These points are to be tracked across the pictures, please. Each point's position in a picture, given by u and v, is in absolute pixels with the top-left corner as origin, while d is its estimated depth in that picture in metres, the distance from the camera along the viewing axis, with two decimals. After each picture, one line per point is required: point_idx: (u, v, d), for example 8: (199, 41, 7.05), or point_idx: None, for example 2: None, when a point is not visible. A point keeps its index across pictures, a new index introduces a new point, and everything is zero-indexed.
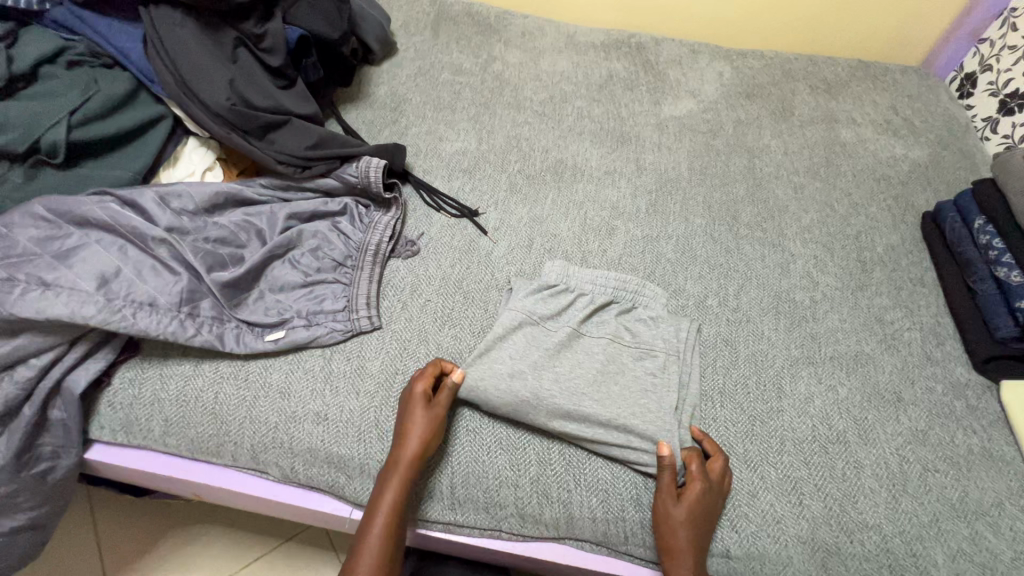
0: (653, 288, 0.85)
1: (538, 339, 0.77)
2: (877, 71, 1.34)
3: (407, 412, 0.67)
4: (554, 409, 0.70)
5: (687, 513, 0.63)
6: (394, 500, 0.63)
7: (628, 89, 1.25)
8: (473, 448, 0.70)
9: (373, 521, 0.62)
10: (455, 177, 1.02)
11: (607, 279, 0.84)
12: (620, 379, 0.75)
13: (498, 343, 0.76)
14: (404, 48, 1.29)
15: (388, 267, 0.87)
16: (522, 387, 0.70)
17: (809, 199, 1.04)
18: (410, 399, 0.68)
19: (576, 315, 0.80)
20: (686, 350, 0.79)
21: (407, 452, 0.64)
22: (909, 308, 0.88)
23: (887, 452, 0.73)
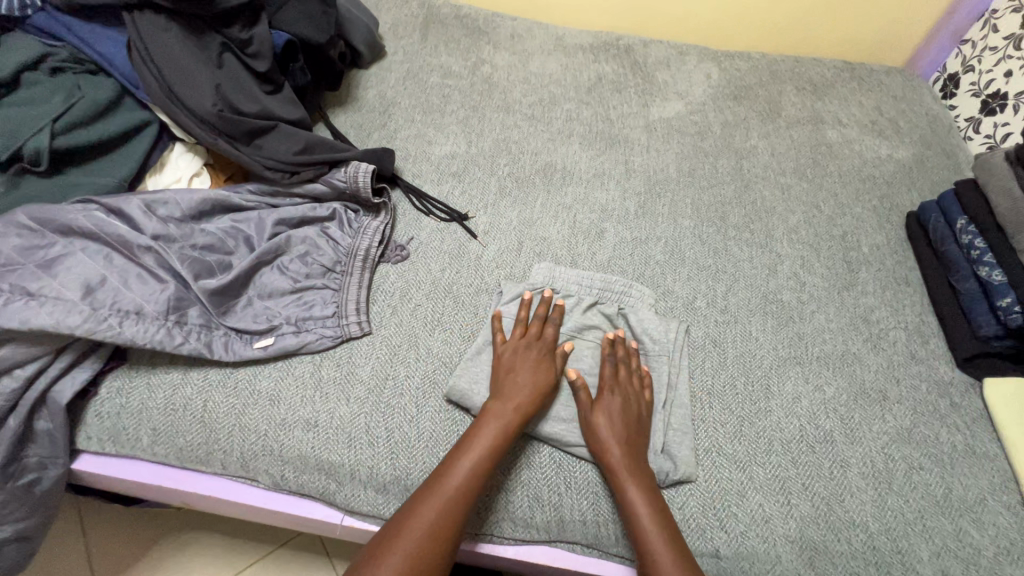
0: (638, 289, 0.86)
1: None
2: (862, 71, 1.36)
3: (525, 368, 0.73)
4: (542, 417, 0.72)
5: (609, 423, 0.69)
6: (488, 456, 0.65)
7: (617, 91, 1.25)
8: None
9: (458, 472, 0.63)
10: (444, 181, 1.02)
11: (592, 282, 0.86)
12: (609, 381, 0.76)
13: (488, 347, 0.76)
14: (393, 51, 1.29)
15: (378, 271, 0.87)
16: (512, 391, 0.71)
17: (795, 200, 1.05)
18: (526, 358, 0.74)
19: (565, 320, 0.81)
20: (676, 352, 0.79)
21: (518, 404, 0.69)
22: (894, 307, 0.90)
23: (873, 450, 0.74)
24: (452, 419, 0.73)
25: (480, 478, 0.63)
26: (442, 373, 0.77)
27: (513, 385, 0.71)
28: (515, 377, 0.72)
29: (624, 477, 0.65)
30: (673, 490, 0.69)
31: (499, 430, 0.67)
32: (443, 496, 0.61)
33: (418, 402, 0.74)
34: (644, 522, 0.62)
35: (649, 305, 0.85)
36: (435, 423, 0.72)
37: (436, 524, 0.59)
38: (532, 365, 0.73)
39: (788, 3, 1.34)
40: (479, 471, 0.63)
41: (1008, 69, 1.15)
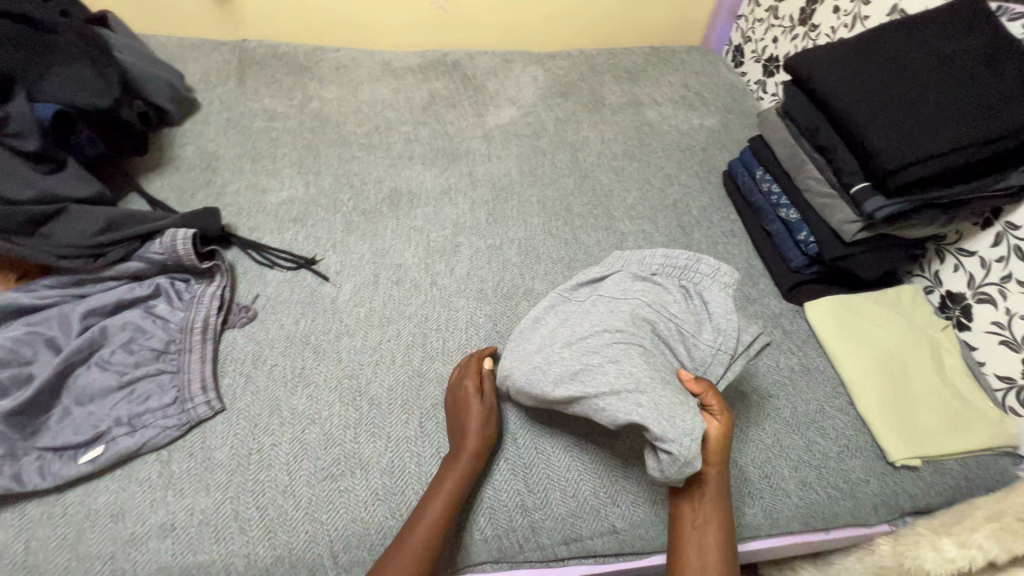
0: (729, 266, 0.74)
1: (568, 317, 0.76)
2: (666, 54, 1.51)
3: (466, 398, 0.73)
4: (561, 372, 0.66)
5: (719, 476, 0.66)
6: (459, 484, 0.66)
7: (451, 106, 1.28)
8: (510, 491, 0.70)
9: (418, 527, 0.62)
10: (285, 228, 0.96)
11: (654, 258, 0.79)
12: (647, 346, 0.67)
13: (521, 343, 0.77)
14: (207, 101, 1.20)
15: (223, 341, 0.80)
16: (536, 357, 0.71)
17: (629, 179, 1.13)
18: (463, 389, 0.74)
19: (615, 285, 0.78)
20: (732, 350, 0.70)
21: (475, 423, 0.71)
22: (726, 258, 1.00)
23: (731, 391, 0.81)
24: (494, 455, 0.73)
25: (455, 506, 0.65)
26: (311, 431, 0.72)
27: (461, 435, 0.70)
28: (458, 429, 0.71)
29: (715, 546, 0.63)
30: (563, 482, 0.71)
31: (465, 463, 0.68)
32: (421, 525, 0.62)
33: (290, 469, 0.69)
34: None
35: (720, 279, 0.74)
36: (312, 487, 0.68)
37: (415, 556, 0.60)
38: (478, 401, 0.73)
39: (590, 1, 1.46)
40: (437, 531, 0.62)
41: (775, 36, 1.34)
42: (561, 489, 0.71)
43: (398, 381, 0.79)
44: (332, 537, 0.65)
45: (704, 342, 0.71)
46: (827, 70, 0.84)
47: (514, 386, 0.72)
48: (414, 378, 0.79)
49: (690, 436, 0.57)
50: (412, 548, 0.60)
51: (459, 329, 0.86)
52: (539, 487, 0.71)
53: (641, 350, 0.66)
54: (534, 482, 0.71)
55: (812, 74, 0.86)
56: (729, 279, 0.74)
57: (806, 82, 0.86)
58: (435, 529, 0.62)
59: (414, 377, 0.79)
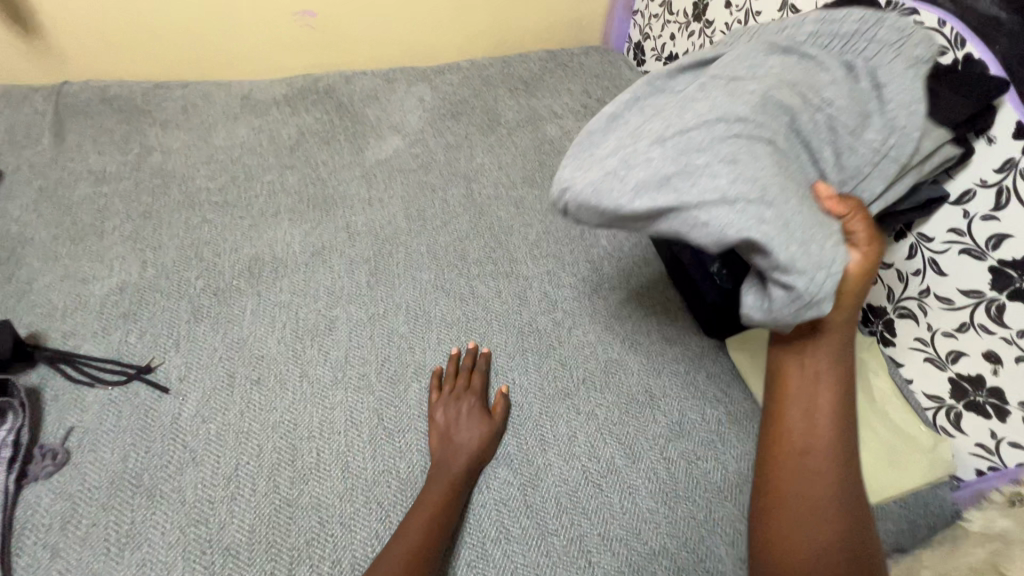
0: (926, 34, 0.52)
1: (663, 110, 0.53)
2: (564, 58, 1.39)
3: (460, 400, 0.73)
4: (645, 177, 0.47)
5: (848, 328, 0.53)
6: (454, 485, 0.66)
7: (323, 143, 1.11)
8: (508, 497, 0.68)
9: (413, 525, 0.62)
10: (112, 329, 0.78)
11: (801, 27, 0.56)
12: (778, 144, 0.50)
13: (596, 144, 0.54)
14: (13, 168, 0.98)
15: (23, 502, 0.63)
16: (604, 160, 0.50)
17: (530, 211, 1.02)
18: (462, 391, 0.74)
19: (729, 63, 0.54)
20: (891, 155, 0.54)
21: (469, 433, 0.70)
22: (640, 294, 0.90)
23: (654, 460, 0.72)
24: (496, 458, 0.71)
25: (449, 506, 0.65)
26: None
27: (443, 460, 0.68)
28: (440, 454, 0.69)
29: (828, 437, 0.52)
30: None
31: (458, 467, 0.68)
32: (412, 526, 0.63)
33: None
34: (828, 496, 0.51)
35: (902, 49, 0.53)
36: None
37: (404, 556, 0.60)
38: (470, 407, 0.72)
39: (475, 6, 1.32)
40: (429, 530, 0.62)
41: (672, 32, 1.25)
42: None
43: (258, 518, 0.64)
44: None
45: (866, 142, 0.53)
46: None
47: (572, 204, 0.50)
48: (281, 510, 0.65)
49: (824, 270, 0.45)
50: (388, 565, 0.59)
51: (337, 432, 0.71)
52: None
53: (770, 143, 0.49)
54: None
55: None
56: (924, 52, 0.52)
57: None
58: (428, 529, 0.62)
59: (281, 508, 0.65)
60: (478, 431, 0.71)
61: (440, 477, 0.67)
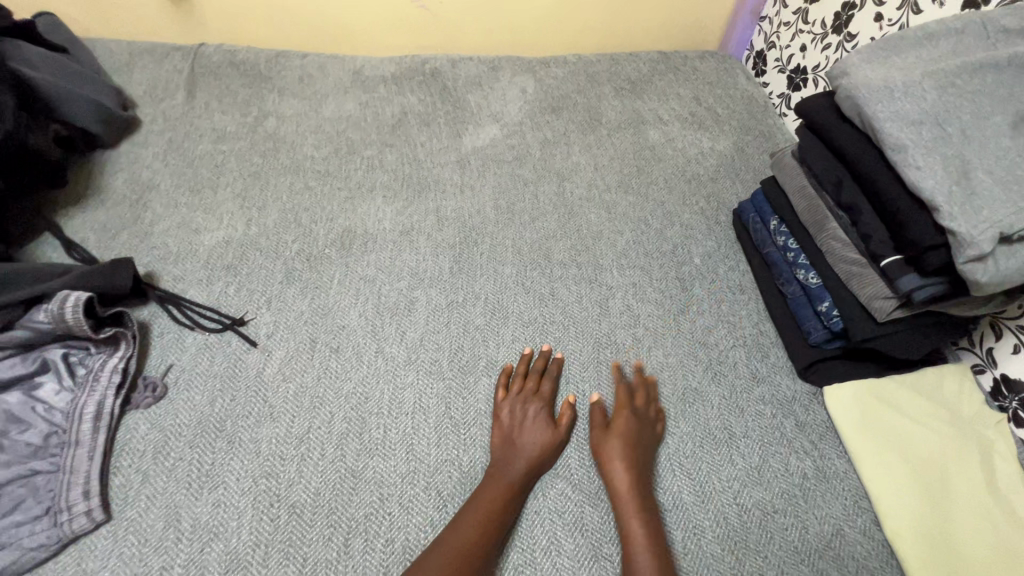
0: None
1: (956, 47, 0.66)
2: (677, 60, 1.32)
3: (525, 403, 0.72)
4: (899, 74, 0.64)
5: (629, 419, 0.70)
6: (518, 480, 0.66)
7: (424, 124, 1.12)
8: (565, 509, 0.66)
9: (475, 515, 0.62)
10: (215, 278, 0.84)
11: None
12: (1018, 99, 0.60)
13: (904, 48, 0.69)
14: (149, 118, 1.07)
15: (123, 425, 0.68)
16: (906, 56, 0.68)
17: (622, 218, 0.97)
18: (526, 394, 0.73)
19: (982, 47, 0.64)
20: None
21: (538, 435, 0.69)
22: (731, 322, 0.84)
23: (726, 505, 0.67)
24: (560, 465, 0.69)
25: (511, 502, 0.64)
26: (212, 550, 0.60)
27: (505, 460, 0.67)
28: (500, 453, 0.68)
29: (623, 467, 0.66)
30: None
31: (525, 464, 0.67)
32: (474, 513, 0.62)
33: None
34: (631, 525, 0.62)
35: None
36: None
37: (464, 542, 0.60)
38: (533, 411, 0.71)
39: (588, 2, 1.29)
40: (487, 520, 0.62)
41: (803, 43, 1.15)
42: None
43: (322, 482, 0.66)
44: None
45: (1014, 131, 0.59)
46: (845, 115, 0.70)
47: (870, 66, 0.68)
48: (346, 480, 0.66)
49: (985, 231, 0.55)
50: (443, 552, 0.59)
51: (405, 413, 0.72)
52: None
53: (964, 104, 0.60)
54: None
55: (829, 120, 0.72)
56: None
57: (822, 130, 0.73)
58: (486, 519, 0.62)
59: (346, 477, 0.66)
60: (539, 437, 0.69)
61: (497, 476, 0.66)
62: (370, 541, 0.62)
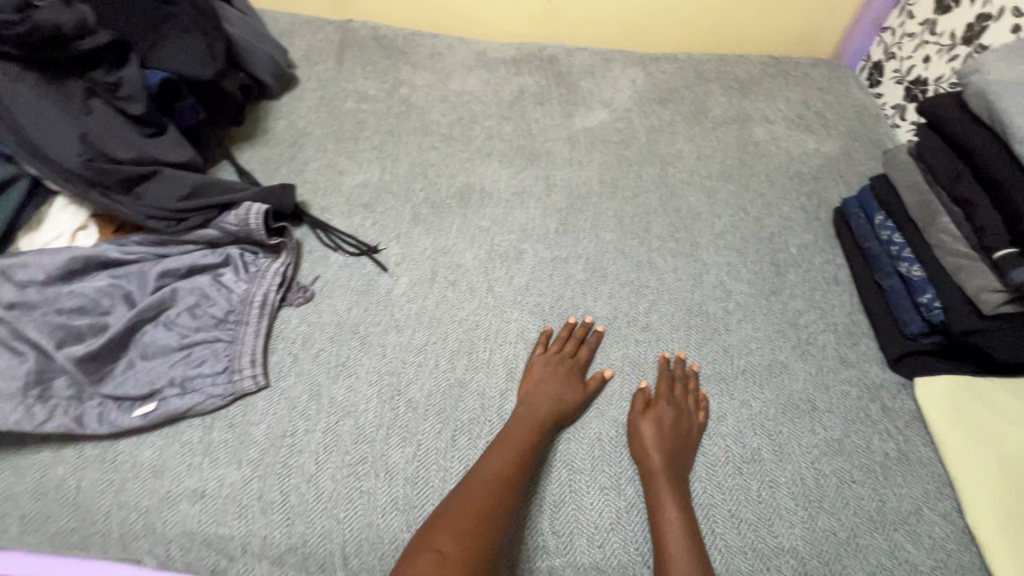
0: None
1: None
2: (788, 65, 1.34)
3: (552, 364, 0.76)
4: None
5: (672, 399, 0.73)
6: (539, 429, 0.69)
7: (539, 103, 1.22)
8: None
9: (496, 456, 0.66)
10: (355, 212, 0.97)
11: None
12: None
13: None
14: (305, 78, 1.24)
15: (279, 317, 0.82)
16: None
17: (722, 204, 1.02)
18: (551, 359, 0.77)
19: None
20: None
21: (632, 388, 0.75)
22: (823, 309, 0.87)
23: (804, 467, 0.70)
24: None
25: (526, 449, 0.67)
26: (345, 424, 0.72)
27: (529, 409, 0.71)
28: (525, 408, 0.71)
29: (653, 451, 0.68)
30: (607, 522, 0.66)
31: (545, 419, 0.71)
32: (500, 453, 0.66)
33: (318, 458, 0.69)
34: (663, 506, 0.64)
35: None
36: (335, 481, 0.67)
37: (489, 477, 0.64)
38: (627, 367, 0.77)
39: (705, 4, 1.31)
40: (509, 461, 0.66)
41: (927, 55, 1.14)
42: (601, 524, 0.65)
43: (433, 386, 0.76)
44: (334, 532, 0.65)
45: None
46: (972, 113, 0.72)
47: (1004, 67, 0.70)
48: (456, 389, 0.76)
49: None
50: (476, 496, 0.62)
51: (508, 342, 0.81)
52: (580, 507, 0.67)
53: None
54: (584, 499, 0.67)
55: (954, 117, 0.74)
56: None
57: (946, 127, 0.75)
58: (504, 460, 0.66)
59: (456, 387, 0.76)
60: (559, 398, 0.72)
61: (518, 431, 0.69)
62: (469, 442, 0.71)
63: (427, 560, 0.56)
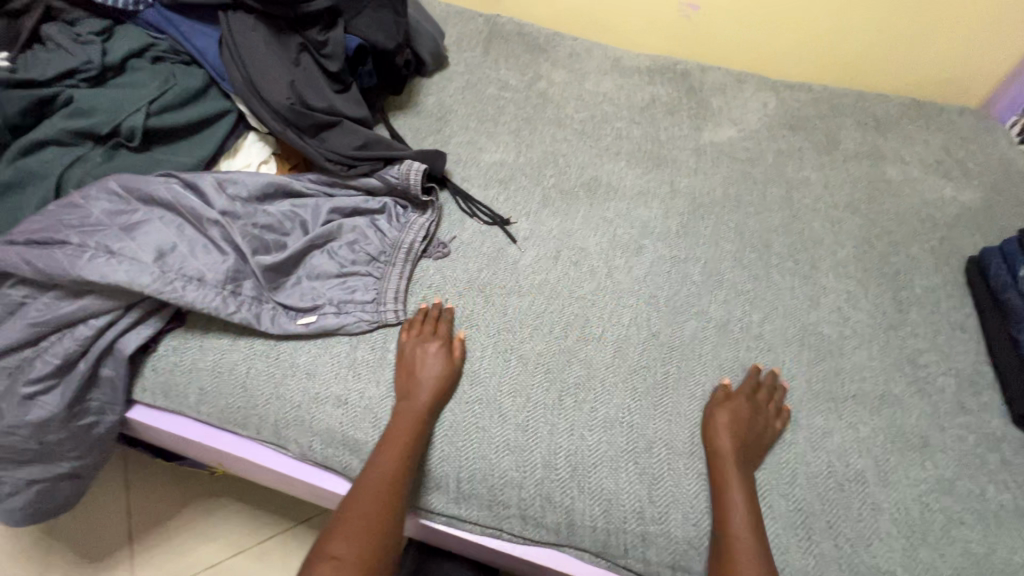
0: None
1: None
2: (931, 109, 1.30)
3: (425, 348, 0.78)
4: None
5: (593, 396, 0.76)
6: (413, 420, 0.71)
7: (669, 113, 1.26)
8: None
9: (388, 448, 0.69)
10: (491, 186, 1.05)
11: None
12: None
13: None
14: (455, 62, 1.35)
15: (419, 266, 0.91)
16: None
17: (846, 234, 1.02)
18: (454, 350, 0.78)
19: None
20: None
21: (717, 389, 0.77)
22: (946, 353, 0.85)
23: (909, 498, 0.70)
24: None
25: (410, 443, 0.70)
26: (470, 368, 0.79)
27: (412, 398, 0.73)
28: (405, 404, 0.72)
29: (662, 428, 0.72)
30: (702, 502, 0.70)
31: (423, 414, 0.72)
32: (393, 445, 0.69)
33: None
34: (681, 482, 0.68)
35: None
36: (458, 415, 0.75)
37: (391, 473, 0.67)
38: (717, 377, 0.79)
39: (846, 35, 1.29)
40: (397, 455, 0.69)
41: None
42: (696, 504, 0.70)
43: (547, 348, 0.82)
44: (453, 458, 0.73)
45: None
46: None
47: None
48: (569, 357, 0.81)
49: None
50: (376, 504, 0.65)
51: (621, 325, 0.85)
52: (677, 483, 0.71)
53: None
54: (681, 478, 0.72)
55: None
56: None
57: None
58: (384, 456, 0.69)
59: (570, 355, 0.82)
60: (434, 387, 0.74)
61: (402, 425, 0.71)
62: (575, 406, 0.77)
63: (324, 563, 0.60)
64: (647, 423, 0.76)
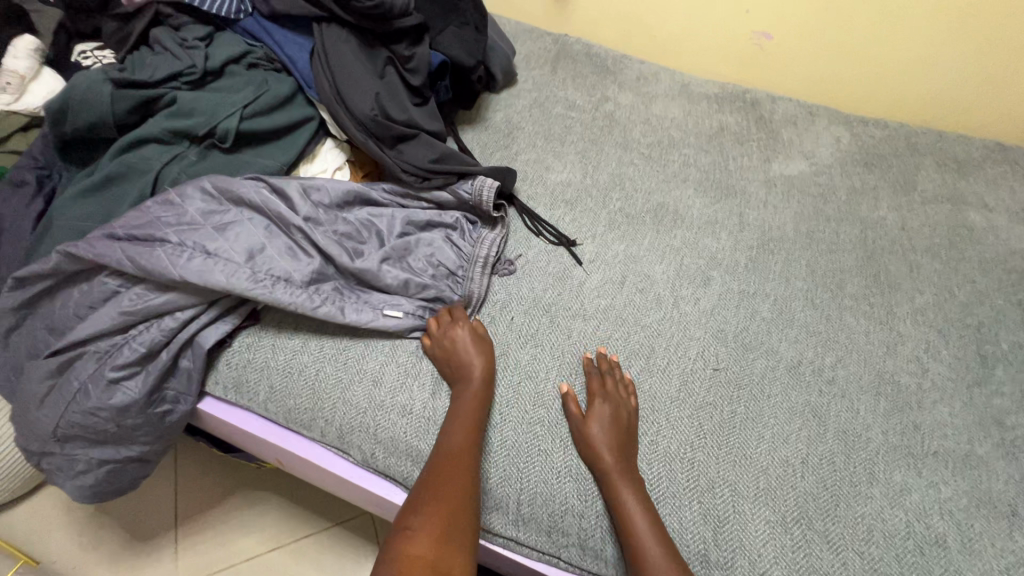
0: None
1: None
2: (1017, 154, 1.24)
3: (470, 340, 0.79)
4: None
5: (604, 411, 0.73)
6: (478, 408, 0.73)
7: (738, 143, 1.24)
8: (821, 494, 0.71)
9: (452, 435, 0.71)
10: (557, 206, 1.05)
11: None
12: None
13: None
14: (523, 79, 1.36)
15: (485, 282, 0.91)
16: None
17: (925, 280, 0.98)
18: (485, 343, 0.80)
19: None
20: None
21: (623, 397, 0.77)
22: None
23: (996, 569, 0.66)
24: (823, 458, 0.74)
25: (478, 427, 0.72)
26: (533, 389, 0.79)
27: (467, 384, 0.75)
28: (466, 389, 0.75)
29: (607, 453, 0.70)
30: (771, 552, 0.67)
31: (484, 400, 0.74)
32: (459, 430, 0.71)
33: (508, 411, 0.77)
34: (619, 484, 0.68)
35: None
36: (522, 437, 0.75)
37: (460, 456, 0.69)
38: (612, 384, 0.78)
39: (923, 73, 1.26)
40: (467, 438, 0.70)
41: None
42: (765, 554, 0.67)
43: None
44: (515, 480, 0.73)
45: None
46: None
47: None
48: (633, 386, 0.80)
49: None
50: (452, 490, 0.66)
51: (688, 357, 0.84)
52: (744, 532, 0.68)
53: None
54: (750, 525, 0.69)
55: None
56: None
57: None
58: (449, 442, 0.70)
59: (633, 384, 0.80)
60: (486, 378, 0.76)
61: (466, 410, 0.73)
62: (638, 437, 0.75)
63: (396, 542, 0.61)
64: (714, 462, 0.73)
